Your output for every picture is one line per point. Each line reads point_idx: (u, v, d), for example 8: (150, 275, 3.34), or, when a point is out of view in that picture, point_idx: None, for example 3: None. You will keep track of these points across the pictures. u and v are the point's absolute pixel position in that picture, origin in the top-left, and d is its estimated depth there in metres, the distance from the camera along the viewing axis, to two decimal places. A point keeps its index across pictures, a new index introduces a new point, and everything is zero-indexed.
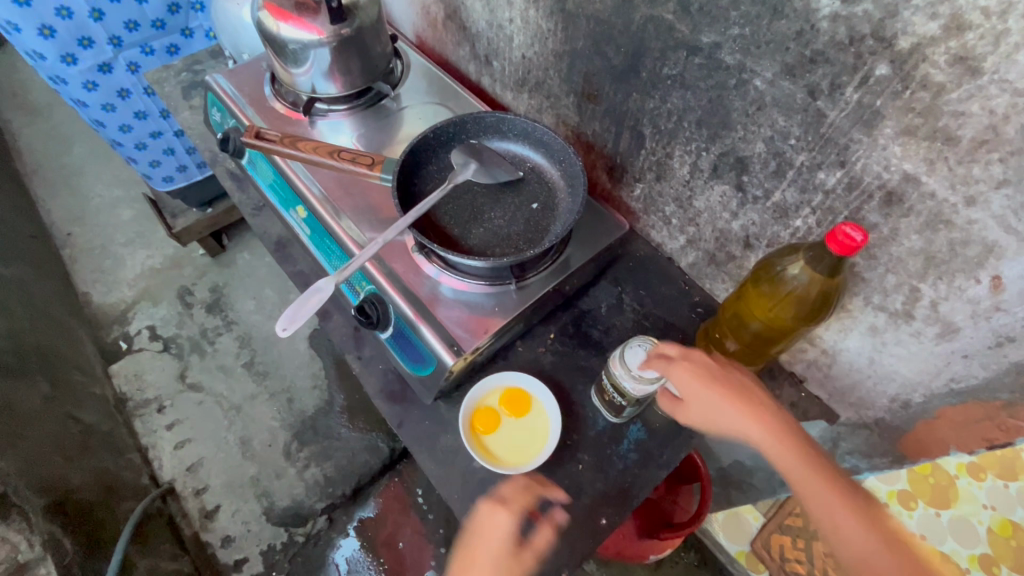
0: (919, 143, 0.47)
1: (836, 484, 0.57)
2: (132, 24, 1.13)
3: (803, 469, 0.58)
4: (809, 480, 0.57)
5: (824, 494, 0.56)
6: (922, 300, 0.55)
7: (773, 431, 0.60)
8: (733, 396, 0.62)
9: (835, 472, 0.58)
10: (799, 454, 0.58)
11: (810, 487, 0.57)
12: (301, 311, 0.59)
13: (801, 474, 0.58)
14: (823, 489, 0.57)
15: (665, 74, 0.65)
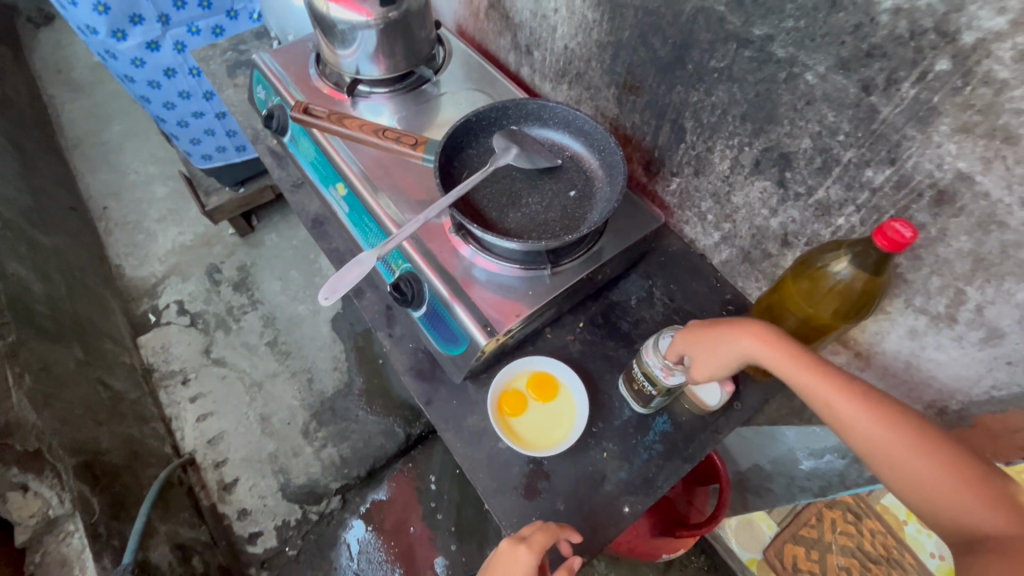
0: (976, 141, 0.46)
1: (914, 434, 0.47)
2: (180, 3, 1.16)
3: (859, 415, 0.49)
4: (870, 430, 0.48)
5: (891, 444, 0.47)
6: (967, 303, 0.54)
7: (818, 373, 0.52)
8: (761, 338, 0.56)
9: (915, 422, 0.48)
10: (854, 397, 0.50)
11: (874, 438, 0.48)
12: (342, 283, 0.60)
13: (858, 422, 0.49)
14: (889, 439, 0.48)
15: (712, 67, 0.65)
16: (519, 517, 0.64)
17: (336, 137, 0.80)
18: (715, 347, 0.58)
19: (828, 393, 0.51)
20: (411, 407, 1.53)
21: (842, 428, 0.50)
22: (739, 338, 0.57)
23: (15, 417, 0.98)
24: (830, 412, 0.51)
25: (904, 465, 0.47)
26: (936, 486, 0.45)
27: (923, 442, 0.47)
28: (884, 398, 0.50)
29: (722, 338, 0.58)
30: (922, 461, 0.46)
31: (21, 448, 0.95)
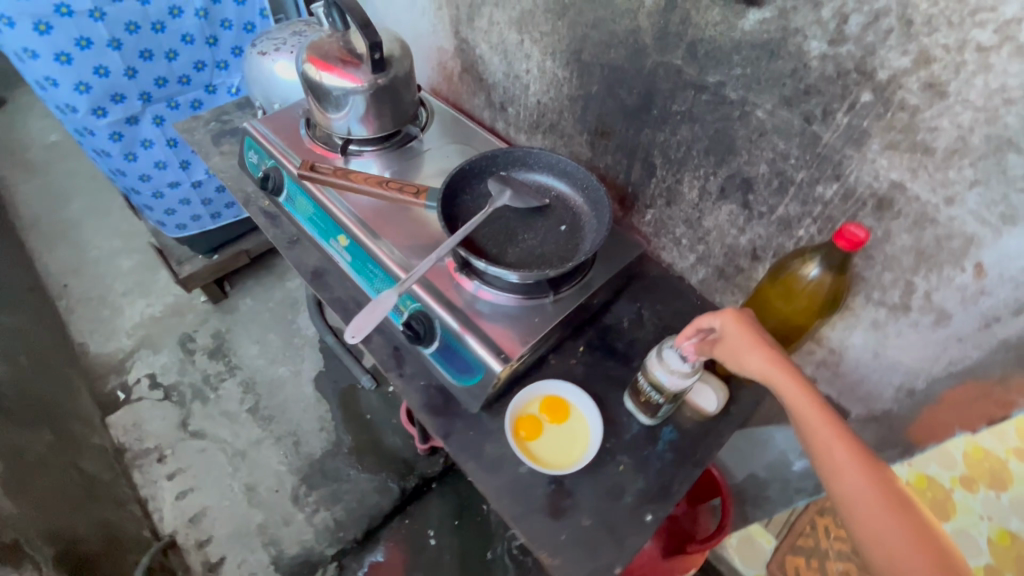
0: (902, 155, 0.56)
1: (893, 500, 0.53)
2: (161, 80, 1.21)
3: (853, 469, 0.54)
4: (858, 483, 0.54)
5: (872, 503, 0.53)
6: (916, 291, 0.63)
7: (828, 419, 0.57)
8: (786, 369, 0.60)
9: (895, 489, 0.54)
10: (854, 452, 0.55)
11: (859, 491, 0.54)
12: (364, 322, 0.64)
13: (850, 474, 0.54)
14: (870, 499, 0.53)
15: (675, 110, 0.75)
16: (548, 538, 0.65)
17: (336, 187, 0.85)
18: (744, 347, 0.62)
19: (832, 441, 0.56)
20: (403, 460, 1.51)
21: (834, 477, 0.55)
22: (768, 350, 0.61)
23: None
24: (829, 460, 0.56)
25: (880, 525, 0.52)
26: (903, 554, 0.50)
27: (899, 508, 0.53)
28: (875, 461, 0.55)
29: (754, 343, 0.61)
30: (896, 526, 0.52)
31: None
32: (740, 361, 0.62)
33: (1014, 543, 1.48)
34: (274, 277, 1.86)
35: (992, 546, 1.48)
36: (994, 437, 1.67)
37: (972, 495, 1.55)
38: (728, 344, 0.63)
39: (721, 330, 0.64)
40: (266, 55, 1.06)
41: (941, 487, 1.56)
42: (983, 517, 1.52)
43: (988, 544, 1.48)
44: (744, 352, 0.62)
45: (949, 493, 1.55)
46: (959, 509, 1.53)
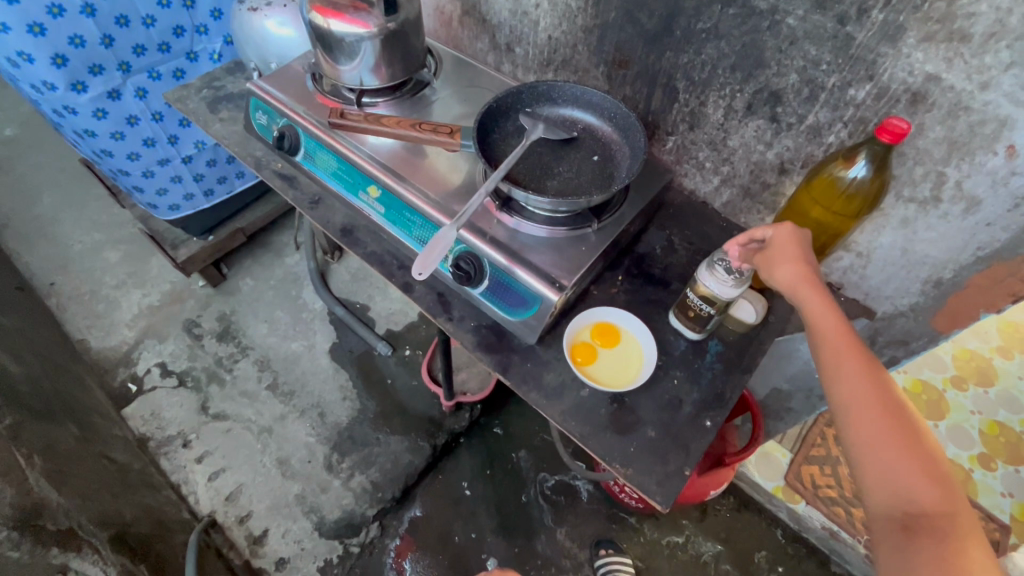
0: (938, 46, 0.59)
1: (896, 412, 0.54)
2: (140, 49, 1.15)
3: (858, 377, 0.56)
4: (860, 389, 0.55)
5: (870, 404, 0.54)
6: (947, 182, 0.66)
7: (841, 330, 0.59)
8: (810, 281, 0.62)
9: (900, 403, 0.55)
10: (863, 362, 0.56)
11: (860, 399, 0.55)
12: (429, 259, 0.68)
13: (855, 381, 0.56)
14: (870, 406, 0.54)
15: (700, 28, 0.75)
16: (618, 451, 0.69)
17: (373, 134, 0.86)
18: (779, 258, 0.65)
19: (843, 350, 0.57)
20: (430, 419, 1.53)
21: (838, 384, 0.57)
22: (800, 260, 0.64)
23: (38, 497, 0.89)
24: (834, 366, 0.57)
25: (874, 431, 0.53)
26: (890, 459, 0.52)
27: (900, 422, 0.53)
28: (885, 375, 0.56)
29: (792, 254, 0.64)
30: (890, 434, 0.53)
31: (55, 527, 0.88)
32: (772, 269, 0.65)
33: (1002, 432, 1.61)
34: (271, 255, 1.81)
35: (983, 436, 1.60)
36: (978, 338, 1.78)
37: (963, 393, 1.67)
38: (769, 253, 0.66)
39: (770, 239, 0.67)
40: (256, 11, 1.01)
41: (934, 389, 1.67)
42: (974, 412, 1.64)
43: (980, 435, 1.60)
44: (778, 261, 0.65)
45: (942, 394, 1.67)
46: (953, 407, 1.64)
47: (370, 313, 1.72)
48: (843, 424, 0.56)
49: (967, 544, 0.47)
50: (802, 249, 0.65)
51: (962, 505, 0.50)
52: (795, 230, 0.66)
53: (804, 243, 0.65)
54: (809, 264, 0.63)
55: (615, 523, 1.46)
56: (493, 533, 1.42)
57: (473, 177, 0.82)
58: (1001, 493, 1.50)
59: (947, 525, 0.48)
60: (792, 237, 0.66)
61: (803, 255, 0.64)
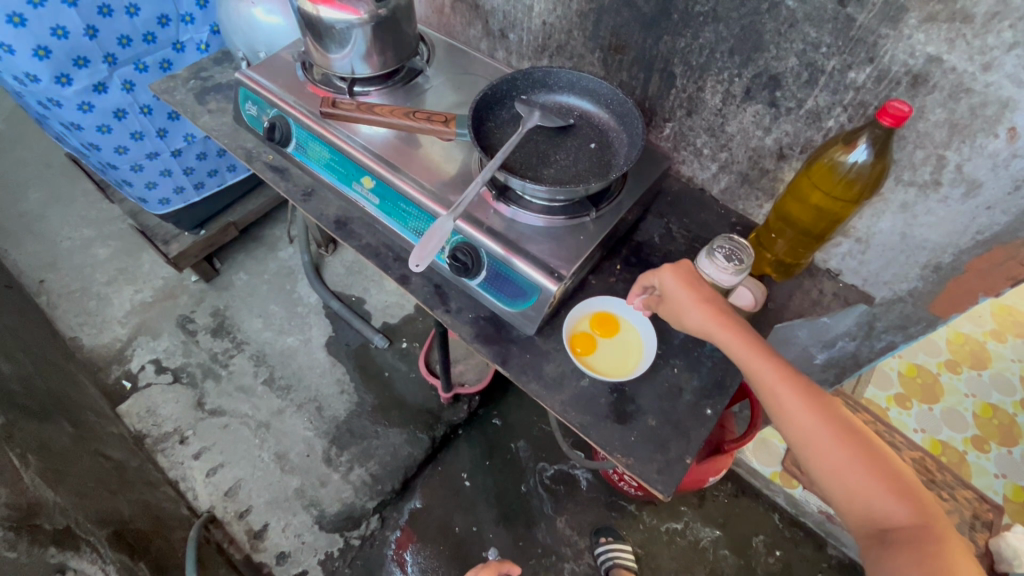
0: (940, 27, 0.58)
1: (845, 438, 0.59)
2: (125, 39, 1.12)
3: (802, 413, 0.60)
4: (808, 425, 0.60)
5: (821, 437, 0.59)
6: (948, 165, 0.65)
7: (774, 368, 0.62)
8: (727, 325, 0.65)
9: (847, 427, 0.60)
10: (802, 397, 0.61)
11: (813, 434, 0.60)
12: (426, 250, 0.67)
13: (799, 419, 0.60)
14: (823, 438, 0.59)
15: (697, 12, 0.74)
16: (619, 440, 0.68)
17: (365, 123, 0.84)
18: (684, 303, 0.67)
19: (779, 389, 0.61)
20: (428, 411, 1.53)
21: (786, 423, 0.61)
22: (704, 305, 0.67)
23: (34, 497, 0.88)
24: (780, 409, 0.61)
25: (834, 461, 0.58)
26: (855, 483, 0.57)
27: (852, 444, 0.59)
28: (824, 400, 0.61)
29: (692, 299, 0.67)
30: (847, 459, 0.58)
31: (52, 527, 0.87)
32: (681, 318, 0.68)
33: (995, 414, 1.62)
34: (265, 249, 1.79)
35: (977, 419, 1.62)
36: (972, 321, 1.80)
37: (957, 376, 1.68)
38: (671, 299, 0.69)
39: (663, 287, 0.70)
40: None
41: (929, 373, 1.69)
42: (968, 395, 1.65)
43: (974, 417, 1.62)
44: (685, 308, 0.67)
45: (936, 377, 1.68)
46: (947, 390, 1.66)
47: (366, 305, 1.71)
48: (806, 458, 0.60)
49: (947, 544, 0.52)
50: (703, 287, 0.68)
51: (928, 505, 0.55)
52: (683, 269, 0.69)
53: (700, 281, 0.69)
54: (719, 305, 0.67)
55: (614, 511, 1.47)
56: (494, 523, 1.43)
57: (469, 167, 0.81)
58: (995, 474, 1.52)
59: (923, 533, 0.53)
60: (683, 278, 0.68)
61: (708, 294, 0.67)
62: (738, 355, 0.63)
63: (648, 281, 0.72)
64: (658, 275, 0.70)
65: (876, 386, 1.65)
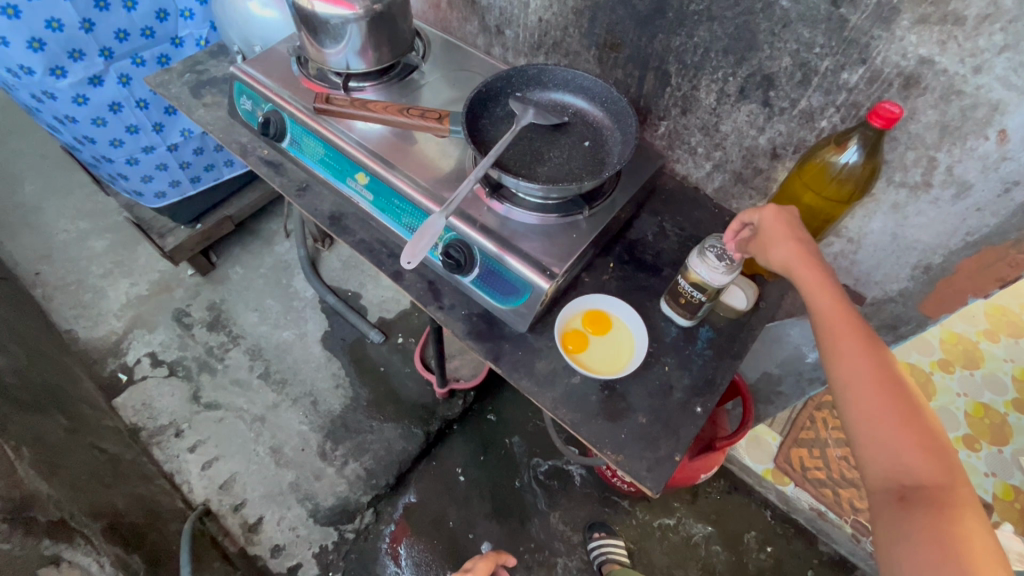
0: (932, 29, 0.58)
1: (896, 391, 0.55)
2: (122, 34, 1.11)
3: (857, 356, 0.57)
4: (857, 368, 0.57)
5: (868, 382, 0.56)
6: (939, 167, 0.66)
7: (839, 309, 0.60)
8: (808, 263, 0.63)
9: (900, 382, 0.56)
10: (862, 339, 0.58)
11: (860, 378, 0.57)
12: (418, 247, 0.67)
13: (852, 360, 0.57)
14: (867, 383, 0.56)
15: (693, 10, 0.74)
16: (609, 437, 0.69)
17: (359, 119, 0.84)
18: (776, 240, 0.66)
19: (840, 327, 0.59)
20: (423, 406, 1.54)
21: (835, 362, 0.58)
22: (793, 239, 0.65)
23: (28, 489, 0.89)
24: (835, 344, 0.59)
25: (873, 408, 0.55)
26: (888, 434, 0.54)
27: (899, 398, 0.55)
28: (883, 350, 0.58)
29: (783, 233, 0.65)
30: (888, 410, 0.55)
31: (46, 519, 0.87)
32: (765, 249, 0.67)
33: (987, 413, 1.64)
34: (261, 243, 1.79)
35: (969, 418, 1.63)
36: (966, 321, 1.80)
37: (949, 375, 1.69)
38: (760, 235, 0.67)
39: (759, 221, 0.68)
40: None
41: (922, 372, 1.70)
42: (960, 394, 1.66)
43: (965, 416, 1.63)
44: (773, 243, 0.65)
45: (929, 376, 1.69)
46: (939, 389, 1.67)
47: (362, 300, 1.71)
48: (842, 401, 0.58)
49: (966, 513, 0.49)
50: (800, 231, 0.66)
51: (962, 476, 0.52)
52: (788, 212, 0.67)
53: (800, 226, 0.66)
54: (807, 245, 0.64)
55: (607, 506, 1.48)
56: (488, 518, 1.44)
57: (463, 164, 0.81)
58: (985, 472, 1.54)
59: (946, 498, 0.50)
60: (784, 216, 0.66)
61: (803, 236, 0.65)
62: (811, 290, 0.62)
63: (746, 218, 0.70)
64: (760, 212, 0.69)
65: None
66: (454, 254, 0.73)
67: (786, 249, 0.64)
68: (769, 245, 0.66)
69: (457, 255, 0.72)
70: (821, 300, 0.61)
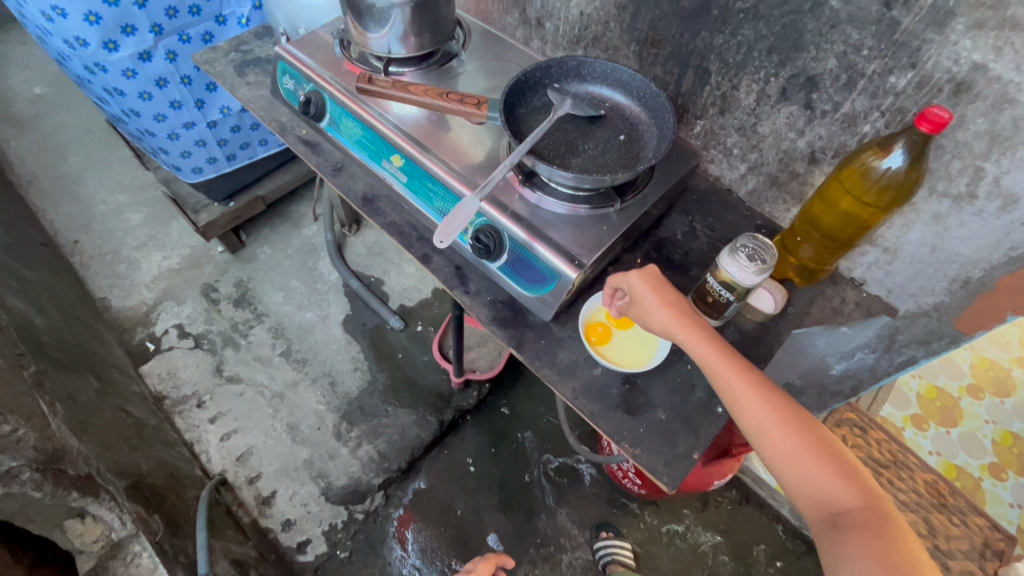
0: (988, 34, 0.56)
1: (797, 426, 0.61)
2: (171, 11, 1.15)
3: (758, 405, 0.61)
4: (765, 418, 0.61)
5: (775, 426, 0.61)
6: (985, 177, 0.64)
7: (731, 365, 0.63)
8: (688, 324, 0.66)
9: (799, 416, 0.62)
10: (754, 388, 0.62)
11: (767, 424, 0.61)
12: (451, 227, 0.68)
13: (755, 410, 0.61)
14: (777, 429, 0.61)
15: (738, 8, 0.74)
16: (627, 430, 0.69)
17: (398, 102, 0.85)
18: (650, 307, 0.68)
19: (735, 383, 0.63)
20: (438, 395, 1.55)
21: (743, 416, 0.62)
22: (667, 305, 0.68)
23: (60, 443, 0.91)
24: (735, 399, 0.62)
25: (790, 452, 0.60)
26: (810, 470, 0.59)
27: (804, 432, 0.61)
28: (774, 391, 0.63)
29: (658, 302, 0.68)
30: (804, 450, 0.60)
31: (74, 473, 0.90)
32: (646, 317, 0.69)
33: (1016, 442, 1.58)
34: (289, 225, 1.83)
35: (996, 446, 1.58)
36: (999, 346, 1.74)
37: (977, 401, 1.65)
38: (638, 303, 0.69)
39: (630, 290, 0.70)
40: None
41: (949, 396, 1.65)
42: (989, 422, 1.61)
43: (993, 444, 1.58)
44: (651, 310, 0.68)
45: (956, 401, 1.64)
46: (966, 414, 1.62)
47: (385, 287, 1.73)
48: (761, 448, 0.62)
49: (893, 525, 0.56)
50: (669, 292, 0.69)
51: (874, 488, 0.59)
52: (651, 274, 0.70)
53: (667, 286, 0.70)
54: (684, 308, 0.68)
55: (616, 508, 1.47)
56: (495, 510, 1.44)
57: (496, 151, 0.82)
58: (1010, 504, 1.49)
59: (871, 514, 0.56)
60: (651, 281, 0.69)
61: (673, 298, 0.69)
62: (700, 352, 0.64)
63: (616, 284, 0.72)
64: (626, 279, 0.70)
65: (892, 405, 1.62)
66: (483, 239, 0.75)
67: (661, 316, 0.67)
68: (649, 311, 0.68)
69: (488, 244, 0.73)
70: (712, 359, 0.64)
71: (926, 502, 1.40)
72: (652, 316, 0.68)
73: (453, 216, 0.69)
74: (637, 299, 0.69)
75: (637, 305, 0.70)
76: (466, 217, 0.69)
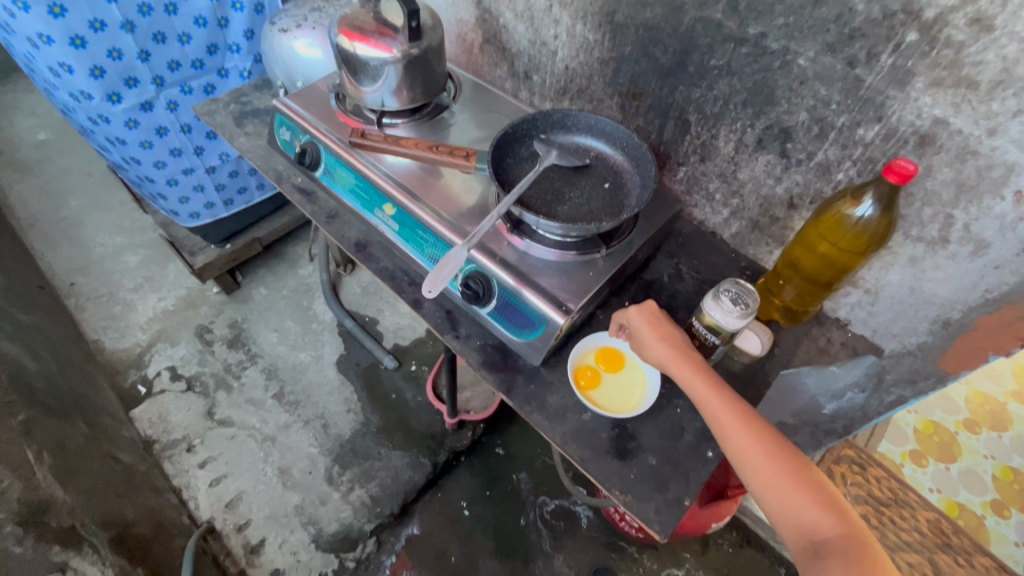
0: (946, 91, 0.60)
1: (781, 455, 0.61)
2: (174, 64, 1.20)
3: (741, 432, 0.62)
4: (750, 445, 0.61)
5: (759, 455, 0.61)
6: (955, 224, 0.66)
7: (715, 392, 0.64)
8: (681, 356, 0.68)
9: (784, 446, 0.62)
10: (739, 416, 0.63)
11: (751, 451, 0.61)
12: (439, 277, 0.70)
13: (739, 438, 0.62)
14: (759, 455, 0.60)
15: (713, 65, 0.77)
16: (618, 476, 0.68)
17: (390, 154, 0.88)
18: (646, 339, 0.71)
19: (718, 409, 0.63)
20: (432, 436, 1.54)
21: (725, 441, 0.62)
22: (662, 337, 0.70)
23: (45, 494, 0.90)
24: (720, 426, 0.63)
25: (774, 482, 0.60)
26: (791, 496, 0.59)
27: (788, 462, 0.61)
28: (759, 421, 0.63)
29: (654, 335, 0.71)
30: (788, 479, 0.60)
31: (58, 525, 0.88)
32: (644, 349, 0.71)
33: (1016, 478, 1.57)
34: (285, 266, 1.85)
35: (997, 482, 1.56)
36: (993, 380, 1.74)
37: (975, 436, 1.64)
38: (637, 336, 0.72)
39: (631, 324, 0.73)
40: (287, 32, 1.06)
41: (946, 431, 1.64)
42: (988, 457, 1.60)
43: (993, 480, 1.56)
44: (647, 342, 0.71)
45: (954, 436, 1.63)
46: (964, 450, 1.61)
47: (379, 326, 1.74)
48: (743, 474, 0.61)
49: (873, 557, 0.55)
50: (667, 326, 0.71)
51: (855, 520, 0.59)
52: (650, 309, 0.73)
53: (666, 320, 0.72)
54: (679, 341, 0.70)
55: (614, 552, 1.44)
56: (490, 555, 1.40)
57: (486, 200, 0.84)
58: (1015, 542, 1.46)
59: (849, 544, 0.56)
60: (650, 317, 0.72)
61: (670, 332, 0.71)
62: (687, 380, 0.66)
63: (620, 320, 0.76)
64: (628, 313, 0.74)
65: (890, 441, 1.60)
66: (473, 286, 0.76)
67: (656, 348, 0.69)
68: (646, 343, 0.71)
69: (478, 292, 0.75)
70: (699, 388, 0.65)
71: (929, 541, 1.40)
72: (647, 348, 0.71)
73: (443, 266, 0.71)
74: (637, 331, 0.72)
75: (636, 338, 0.73)
76: (456, 266, 0.71)
